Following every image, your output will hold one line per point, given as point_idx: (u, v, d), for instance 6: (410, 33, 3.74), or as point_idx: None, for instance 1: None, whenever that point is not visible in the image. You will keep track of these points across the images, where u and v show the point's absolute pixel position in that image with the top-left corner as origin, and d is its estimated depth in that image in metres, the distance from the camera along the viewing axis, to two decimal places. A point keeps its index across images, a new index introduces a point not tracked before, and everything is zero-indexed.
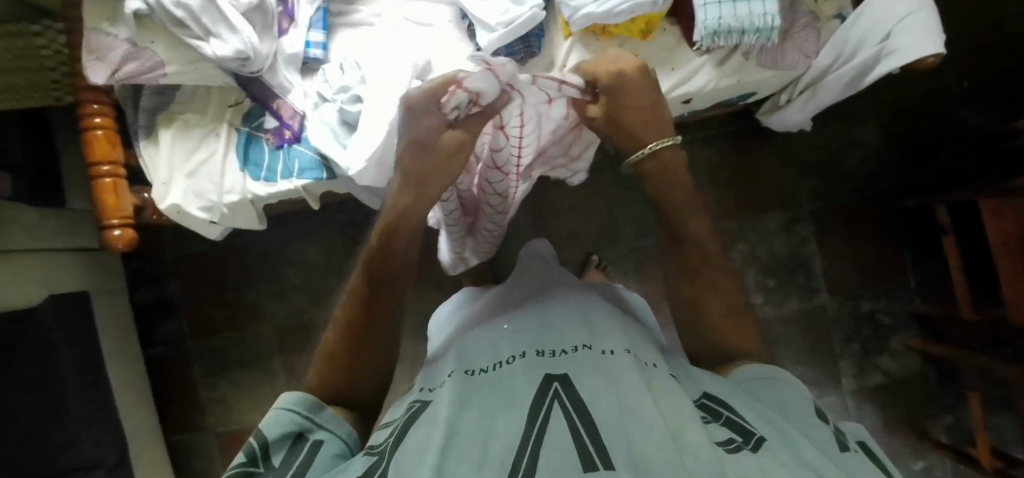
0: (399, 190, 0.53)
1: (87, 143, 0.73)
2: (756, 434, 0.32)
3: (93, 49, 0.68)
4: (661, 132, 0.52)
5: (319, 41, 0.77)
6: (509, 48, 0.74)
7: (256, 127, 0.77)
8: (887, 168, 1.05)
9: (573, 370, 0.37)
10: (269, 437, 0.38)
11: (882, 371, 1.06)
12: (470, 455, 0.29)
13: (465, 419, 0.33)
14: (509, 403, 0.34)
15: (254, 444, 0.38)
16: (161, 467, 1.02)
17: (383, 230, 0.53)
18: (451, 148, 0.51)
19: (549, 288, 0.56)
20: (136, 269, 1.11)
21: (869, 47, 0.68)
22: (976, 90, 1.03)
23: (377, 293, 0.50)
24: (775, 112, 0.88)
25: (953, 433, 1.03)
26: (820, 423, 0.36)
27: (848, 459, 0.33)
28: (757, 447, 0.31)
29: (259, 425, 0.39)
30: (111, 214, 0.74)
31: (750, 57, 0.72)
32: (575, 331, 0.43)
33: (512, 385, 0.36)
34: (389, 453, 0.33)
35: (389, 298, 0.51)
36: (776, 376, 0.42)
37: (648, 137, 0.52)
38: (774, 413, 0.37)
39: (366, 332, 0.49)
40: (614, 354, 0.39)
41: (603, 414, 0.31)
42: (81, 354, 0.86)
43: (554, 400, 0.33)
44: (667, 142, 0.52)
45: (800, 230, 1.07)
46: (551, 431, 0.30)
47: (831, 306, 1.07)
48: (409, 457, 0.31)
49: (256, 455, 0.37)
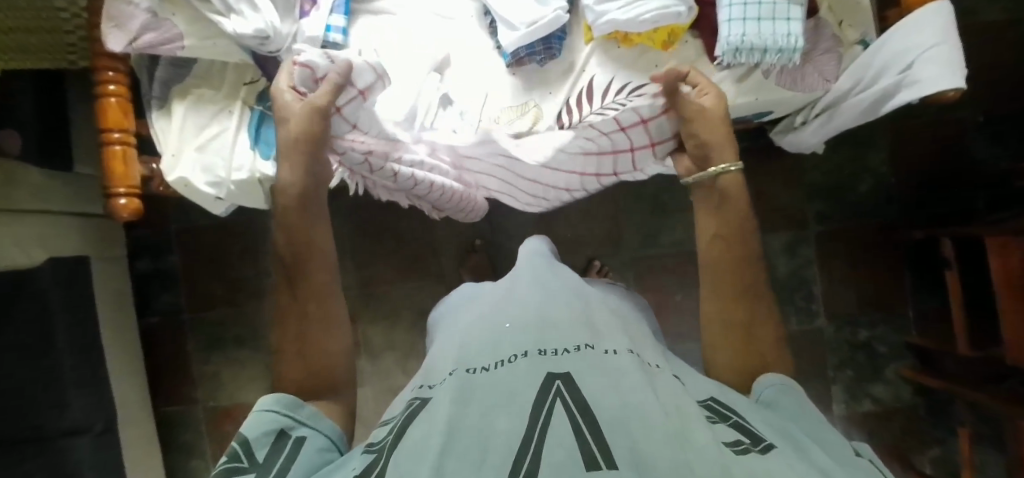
0: (287, 165, 0.54)
1: (100, 110, 0.73)
2: (764, 439, 0.32)
3: (112, 16, 0.67)
4: (733, 157, 0.55)
5: (339, 26, 0.77)
6: (529, 48, 0.73)
7: (269, 107, 0.78)
8: (896, 196, 1.05)
9: (575, 369, 0.36)
10: (249, 436, 0.38)
11: (874, 399, 1.06)
12: (471, 454, 0.29)
13: (465, 422, 0.32)
14: (512, 400, 0.34)
15: (236, 444, 0.38)
16: (149, 439, 1.02)
17: (289, 209, 0.52)
18: (306, 114, 0.55)
19: (548, 281, 0.56)
20: (138, 237, 1.11)
21: (890, 76, 0.67)
22: (994, 125, 1.02)
23: (313, 286, 0.50)
24: (791, 133, 0.87)
25: (939, 466, 1.03)
26: (831, 436, 0.36)
27: (859, 469, 0.32)
28: (765, 450, 0.30)
29: (241, 428, 0.39)
30: (118, 182, 0.74)
31: (770, 76, 0.71)
32: (576, 326, 0.43)
33: (513, 382, 0.36)
34: (389, 451, 0.33)
35: (316, 274, 0.51)
36: (793, 388, 0.42)
37: (725, 158, 0.55)
38: (783, 421, 0.37)
39: (311, 316, 0.49)
40: (617, 355, 0.39)
41: (607, 414, 0.31)
42: (77, 318, 0.86)
43: (556, 398, 0.33)
44: (735, 167, 0.55)
45: (803, 252, 1.07)
46: (555, 428, 0.30)
47: (829, 330, 1.07)
48: (410, 457, 0.31)
49: (238, 454, 0.37)
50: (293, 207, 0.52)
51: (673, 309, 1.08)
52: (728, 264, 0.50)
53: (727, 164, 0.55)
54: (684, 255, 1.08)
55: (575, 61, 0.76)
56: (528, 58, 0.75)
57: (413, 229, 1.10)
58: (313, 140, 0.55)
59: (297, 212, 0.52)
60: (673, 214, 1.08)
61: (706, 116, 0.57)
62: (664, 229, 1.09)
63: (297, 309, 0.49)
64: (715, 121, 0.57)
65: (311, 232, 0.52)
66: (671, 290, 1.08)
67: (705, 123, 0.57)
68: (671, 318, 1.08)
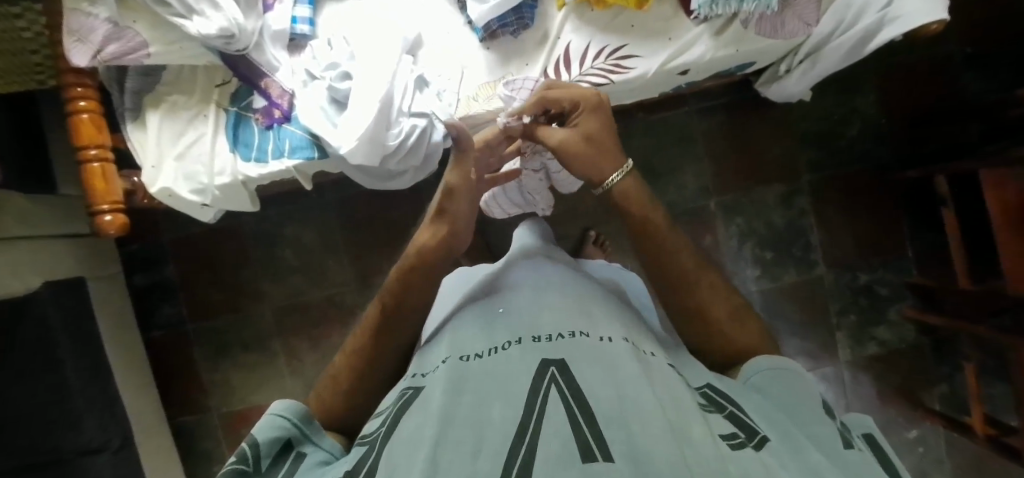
0: (427, 227, 0.56)
1: (73, 128, 0.71)
2: (758, 432, 0.32)
3: (73, 30, 0.65)
4: (618, 161, 0.53)
5: (305, 17, 0.76)
6: (502, 20, 0.72)
7: (244, 107, 0.76)
8: (887, 138, 1.04)
9: (570, 356, 0.36)
10: (259, 440, 0.38)
11: (879, 342, 1.06)
12: (465, 443, 0.29)
13: (459, 410, 0.32)
14: (506, 389, 0.34)
15: (246, 445, 0.38)
16: (168, 450, 1.03)
17: (400, 276, 0.52)
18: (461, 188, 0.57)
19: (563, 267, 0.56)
20: (133, 252, 1.11)
21: (872, 14, 0.66)
22: (980, 58, 1.00)
23: (393, 329, 0.50)
24: (775, 82, 0.85)
25: (947, 402, 1.04)
26: (825, 421, 0.36)
27: (851, 461, 0.32)
28: (760, 446, 0.30)
29: (252, 429, 0.39)
30: (101, 199, 0.73)
31: (749, 26, 0.69)
32: (575, 313, 0.43)
33: (508, 371, 0.35)
34: (381, 445, 0.33)
35: (402, 332, 0.50)
36: (783, 370, 0.41)
37: (608, 169, 0.52)
38: (771, 410, 0.36)
39: (371, 362, 0.49)
40: (612, 342, 0.39)
41: (603, 403, 0.31)
42: (81, 339, 0.86)
43: (552, 389, 0.33)
44: (624, 172, 0.52)
45: (798, 203, 1.06)
46: (549, 419, 0.30)
47: (829, 278, 1.07)
48: (404, 447, 0.31)
49: (246, 457, 0.38)
50: (419, 271, 0.52)
51: None
52: (671, 251, 0.49)
53: (614, 173, 0.52)
54: (679, 216, 1.08)
55: (549, 29, 0.75)
56: (501, 31, 0.74)
57: (406, 218, 1.09)
58: (458, 217, 0.56)
59: (414, 276, 0.51)
60: (664, 177, 1.08)
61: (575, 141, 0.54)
62: (656, 193, 1.08)
63: (365, 352, 0.49)
64: (580, 143, 0.54)
65: (418, 297, 0.51)
66: None
67: (576, 152, 0.54)
68: None
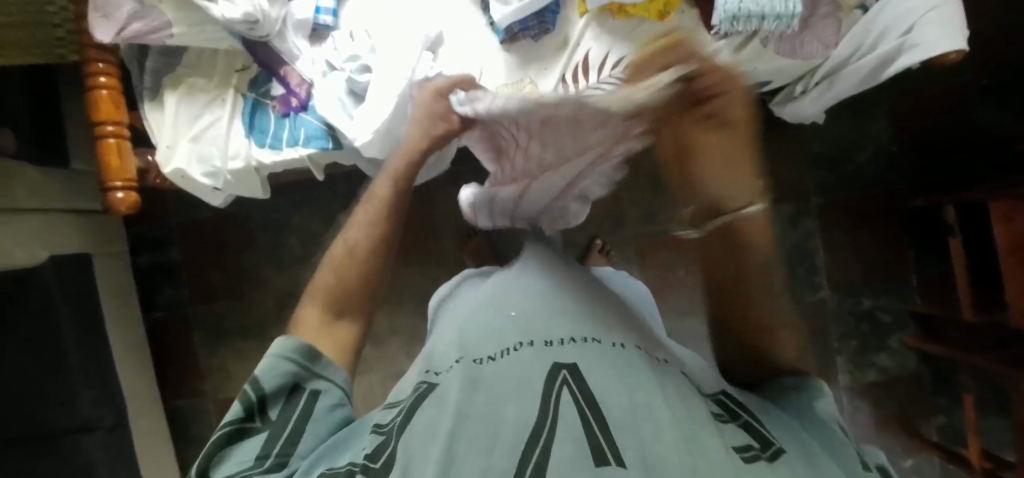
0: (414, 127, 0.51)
1: (91, 104, 0.72)
2: (773, 444, 0.31)
3: (99, 6, 0.67)
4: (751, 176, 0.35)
5: (328, 8, 0.77)
6: (524, 23, 0.73)
7: (262, 93, 0.77)
8: (897, 165, 1.04)
9: (582, 359, 0.36)
10: (266, 388, 0.39)
11: (879, 369, 1.06)
12: (481, 438, 0.30)
13: (473, 410, 0.32)
14: (519, 388, 0.34)
15: (250, 393, 0.39)
16: (162, 431, 1.03)
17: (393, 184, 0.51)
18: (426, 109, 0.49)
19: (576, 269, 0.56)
20: (139, 233, 1.12)
21: (891, 40, 0.67)
22: None
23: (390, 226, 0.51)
24: (790, 103, 0.84)
25: (944, 432, 1.04)
26: (846, 443, 0.34)
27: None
28: (773, 457, 0.30)
29: (254, 374, 0.39)
30: (115, 176, 0.73)
31: (769, 44, 0.69)
32: (589, 320, 0.43)
33: (522, 369, 0.35)
34: (395, 440, 0.33)
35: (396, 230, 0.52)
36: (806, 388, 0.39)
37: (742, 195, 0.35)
38: (786, 424, 0.35)
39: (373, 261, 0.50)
40: (626, 349, 0.39)
41: (616, 409, 0.31)
42: (84, 313, 0.87)
43: (563, 389, 0.32)
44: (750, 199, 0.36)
45: (806, 224, 1.06)
46: (561, 422, 0.30)
47: (833, 302, 1.07)
48: (419, 442, 0.32)
49: (253, 407, 0.38)
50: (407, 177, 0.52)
51: (676, 285, 1.09)
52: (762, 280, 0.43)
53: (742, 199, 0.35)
54: None
55: (569, 35, 0.75)
56: (522, 34, 0.74)
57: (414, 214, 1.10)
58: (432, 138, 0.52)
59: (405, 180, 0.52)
60: None
61: (723, 152, 0.32)
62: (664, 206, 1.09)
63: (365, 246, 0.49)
64: (735, 147, 0.32)
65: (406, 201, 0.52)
66: (674, 266, 1.09)
67: (718, 162, 0.32)
68: (675, 294, 1.09)
